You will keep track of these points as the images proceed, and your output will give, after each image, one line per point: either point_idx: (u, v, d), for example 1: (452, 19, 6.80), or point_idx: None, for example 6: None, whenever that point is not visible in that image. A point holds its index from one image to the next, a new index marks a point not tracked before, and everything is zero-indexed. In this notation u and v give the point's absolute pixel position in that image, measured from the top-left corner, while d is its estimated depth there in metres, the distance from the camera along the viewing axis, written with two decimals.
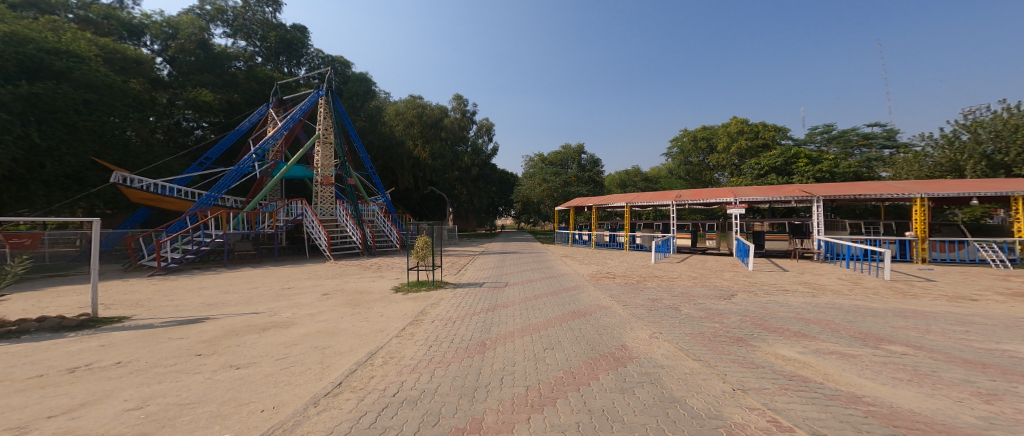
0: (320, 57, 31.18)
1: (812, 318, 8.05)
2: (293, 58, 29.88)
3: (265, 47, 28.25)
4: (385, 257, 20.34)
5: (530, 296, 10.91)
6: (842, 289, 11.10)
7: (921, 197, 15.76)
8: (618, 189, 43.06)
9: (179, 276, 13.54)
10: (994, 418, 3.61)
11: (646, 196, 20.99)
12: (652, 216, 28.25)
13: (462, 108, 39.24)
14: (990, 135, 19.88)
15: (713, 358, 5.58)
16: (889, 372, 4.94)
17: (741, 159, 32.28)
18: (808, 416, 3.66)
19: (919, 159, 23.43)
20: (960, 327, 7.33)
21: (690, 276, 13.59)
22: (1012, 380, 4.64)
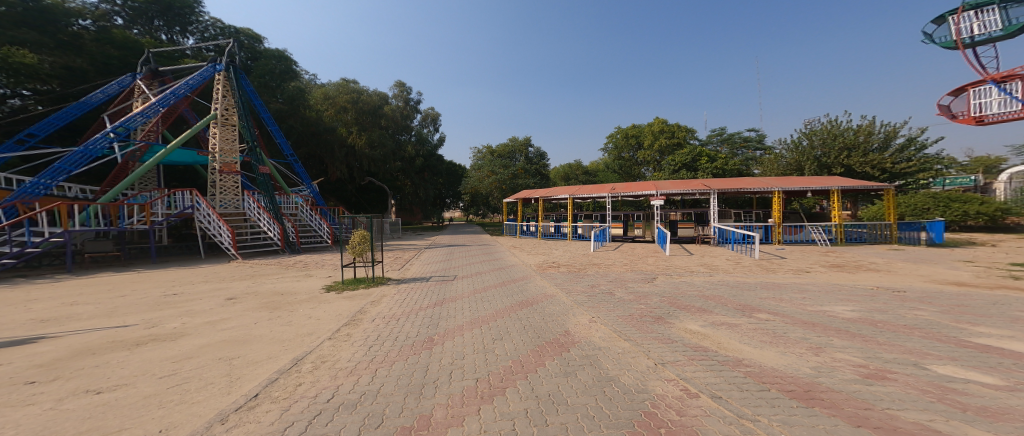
0: (216, 27, 26.92)
1: (710, 294, 9.28)
2: (177, 25, 25.75)
3: (130, 6, 23.26)
4: (313, 254, 18.73)
5: (475, 289, 10.80)
6: (732, 268, 12.94)
7: (778, 191, 18.73)
8: (562, 182, 44.82)
9: (19, 286, 10.96)
10: (823, 368, 4.52)
11: (585, 189, 22.00)
12: (592, 207, 29.98)
13: (406, 96, 37.20)
14: (820, 142, 24.52)
15: (639, 337, 6.12)
16: (757, 337, 5.89)
17: (661, 156, 35.63)
18: (709, 382, 4.21)
19: (776, 159, 27.60)
20: (800, 293, 9.12)
21: (622, 262, 14.73)
22: (832, 335, 5.89)
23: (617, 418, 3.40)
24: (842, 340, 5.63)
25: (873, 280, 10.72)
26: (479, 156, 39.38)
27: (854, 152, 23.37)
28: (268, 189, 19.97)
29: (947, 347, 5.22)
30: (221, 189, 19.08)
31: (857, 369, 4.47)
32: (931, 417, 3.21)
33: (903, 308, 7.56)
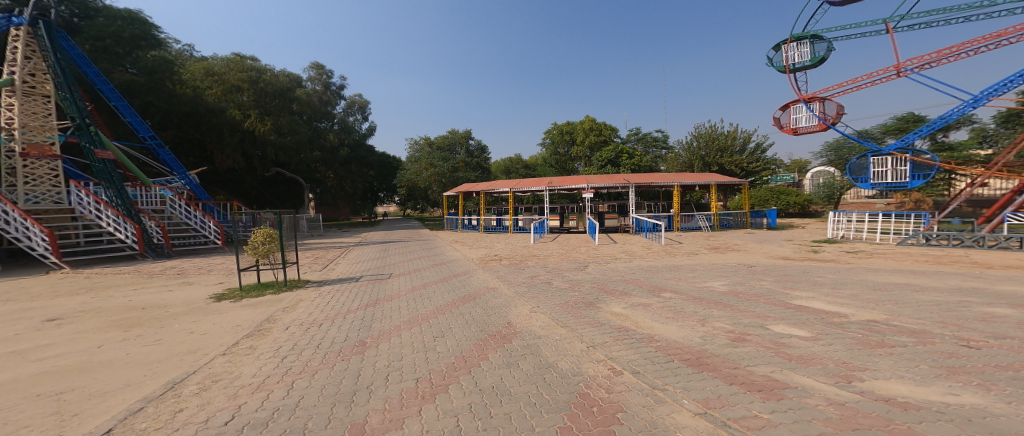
0: None
1: (629, 277, 9.61)
2: None
3: None
4: (213, 254, 15.66)
5: (410, 289, 9.62)
6: (648, 253, 13.68)
7: (676, 186, 20.49)
8: (504, 176, 44.91)
9: None
10: (708, 336, 4.77)
11: (524, 182, 22.05)
12: (532, 200, 30.48)
13: (327, 81, 34.05)
14: (703, 144, 27.07)
15: (573, 322, 5.77)
16: (662, 314, 6.06)
17: (591, 152, 37.64)
18: (630, 359, 4.17)
19: (674, 157, 29.65)
20: (686, 271, 9.90)
21: (560, 254, 14.82)
22: (708, 306, 6.32)
23: (557, 403, 3.15)
24: (718, 311, 6.01)
25: (742, 258, 11.70)
26: (417, 146, 37.72)
27: (735, 154, 26.56)
28: (110, 179, 14.49)
29: (777, 309, 5.91)
30: (28, 178, 13.47)
31: (728, 334, 4.83)
32: (771, 369, 3.63)
33: (756, 278, 8.59)
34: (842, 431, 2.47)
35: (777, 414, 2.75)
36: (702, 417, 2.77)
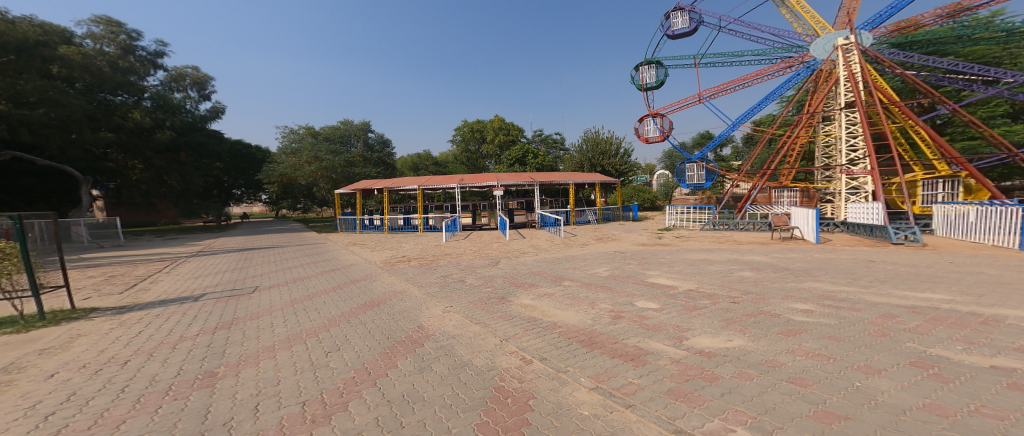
0: None
1: (523, 265, 8.89)
2: None
3: None
4: None
5: (321, 291, 6.61)
6: (551, 244, 13.78)
7: (571, 184, 21.92)
8: (409, 172, 42.91)
9: None
10: (594, 317, 4.39)
11: (433, 180, 21.26)
12: (441, 199, 29.68)
13: (132, 44, 18.84)
14: (591, 148, 29.92)
15: (486, 319, 4.43)
16: (561, 300, 5.24)
17: (500, 150, 38.34)
18: (537, 348, 3.50)
19: (569, 158, 31.94)
20: (580, 257, 9.88)
21: (471, 250, 14.06)
22: (592, 287, 5.99)
23: (480, 399, 2.54)
24: (598, 292, 5.59)
25: (615, 246, 11.96)
26: (303, 134, 32.89)
27: (615, 157, 29.89)
28: None
29: (641, 287, 5.81)
30: None
31: (613, 312, 4.55)
32: (638, 339, 3.60)
33: (646, 258, 8.86)
34: (682, 385, 2.64)
35: (644, 378, 2.78)
36: (596, 391, 2.60)
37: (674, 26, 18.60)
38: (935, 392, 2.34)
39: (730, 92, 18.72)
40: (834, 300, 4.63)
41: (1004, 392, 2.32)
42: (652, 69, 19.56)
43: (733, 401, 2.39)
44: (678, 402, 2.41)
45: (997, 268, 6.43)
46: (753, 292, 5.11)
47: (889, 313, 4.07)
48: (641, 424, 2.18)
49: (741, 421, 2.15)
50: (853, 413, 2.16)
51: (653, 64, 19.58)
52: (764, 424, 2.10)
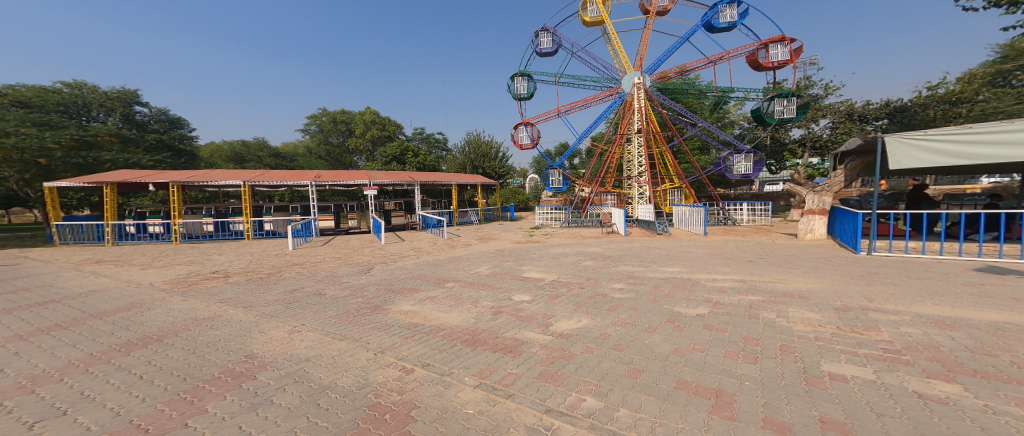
0: None
1: (404, 269, 8.48)
2: None
3: None
4: None
5: (11, 337, 4.21)
6: (429, 247, 13.14)
7: (456, 185, 21.81)
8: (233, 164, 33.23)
9: None
10: (477, 315, 4.53)
11: (285, 174, 17.36)
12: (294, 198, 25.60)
13: None
14: (474, 150, 30.58)
15: (357, 333, 4.09)
16: (444, 303, 5.20)
17: (374, 146, 35.47)
18: (418, 354, 3.40)
19: (452, 158, 31.99)
20: (463, 258, 9.86)
21: (338, 254, 12.37)
22: (477, 286, 6.17)
23: (340, 431, 2.27)
24: (482, 290, 5.82)
25: (496, 245, 12.60)
26: None
27: (495, 159, 31.20)
28: None
29: (517, 281, 6.30)
30: None
31: (494, 308, 4.78)
32: (515, 331, 3.84)
33: (524, 256, 9.46)
34: (549, 367, 2.94)
35: (520, 366, 2.97)
36: (480, 388, 2.67)
37: (542, 45, 20.47)
38: (679, 339, 3.33)
39: (580, 110, 21.65)
40: (635, 278, 5.90)
41: (705, 331, 3.48)
42: (524, 81, 21.19)
43: (584, 374, 2.78)
44: (546, 384, 2.66)
45: (702, 247, 9.20)
46: (592, 277, 6.14)
47: (657, 284, 5.45)
48: (520, 411, 2.34)
49: (589, 390, 2.53)
50: (647, 366, 2.83)
51: (525, 76, 21.20)
52: (604, 389, 2.53)
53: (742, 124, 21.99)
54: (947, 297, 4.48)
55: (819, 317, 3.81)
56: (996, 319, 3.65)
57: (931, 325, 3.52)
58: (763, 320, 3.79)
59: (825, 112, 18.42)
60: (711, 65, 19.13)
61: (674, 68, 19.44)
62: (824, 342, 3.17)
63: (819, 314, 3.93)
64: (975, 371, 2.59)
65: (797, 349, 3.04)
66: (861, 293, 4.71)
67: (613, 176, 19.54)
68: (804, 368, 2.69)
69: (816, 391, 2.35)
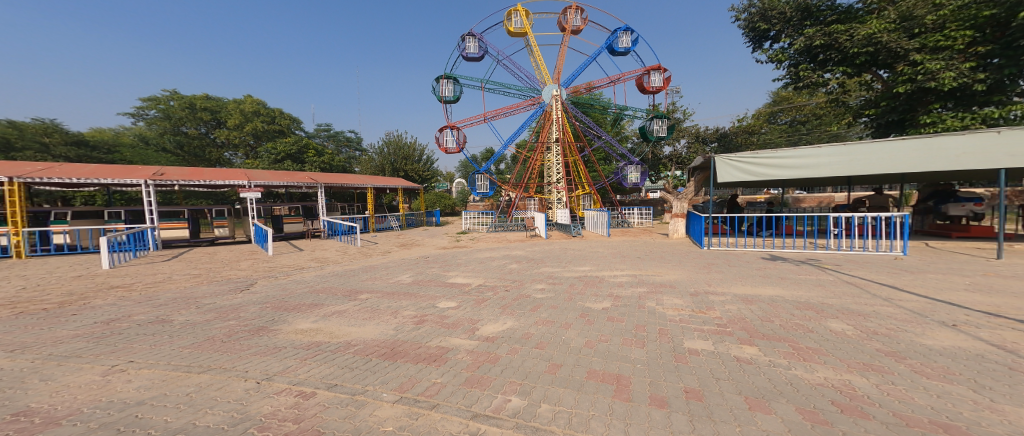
0: None
1: (296, 285, 7.23)
2: None
3: None
4: None
5: None
6: (330, 257, 11.54)
7: (372, 189, 20.06)
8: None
9: None
10: (399, 326, 4.31)
11: (98, 168, 12.63)
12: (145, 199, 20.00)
13: None
14: (394, 150, 29.31)
15: (228, 362, 3.29)
16: (356, 316, 4.77)
17: (257, 141, 29.72)
18: (322, 376, 3.00)
19: (369, 159, 30.41)
20: (374, 269, 8.93)
21: (205, 263, 10.01)
22: (397, 297, 5.76)
23: None
24: (405, 301, 5.53)
25: (419, 251, 12.21)
26: None
27: (417, 162, 30.28)
28: None
29: (443, 288, 6.18)
30: None
31: (417, 318, 4.59)
32: (440, 339, 3.76)
33: (441, 263, 9.11)
34: (476, 372, 2.95)
35: (446, 375, 2.92)
36: (401, 403, 2.55)
37: (468, 49, 20.52)
38: (590, 332, 3.60)
39: (505, 117, 22.25)
40: (555, 278, 6.25)
41: (609, 323, 3.81)
42: (449, 84, 21.05)
43: (509, 374, 2.86)
44: (472, 389, 2.66)
45: (607, 248, 10.08)
46: (517, 279, 6.35)
47: (572, 282, 5.85)
48: (445, 420, 2.30)
49: (514, 390, 2.60)
50: (564, 360, 3.01)
51: (450, 79, 21.10)
52: (527, 387, 2.62)
53: (633, 139, 24.30)
54: (773, 276, 5.87)
55: (681, 302, 4.49)
56: (773, 292, 4.88)
57: (747, 302, 4.49)
58: (647, 308, 4.32)
59: (683, 133, 21.96)
60: (613, 84, 21.16)
61: (584, 85, 21.19)
62: (685, 324, 3.74)
63: (684, 299, 4.61)
64: (775, 335, 3.38)
65: (673, 331, 3.53)
66: (705, 279, 5.71)
67: (536, 182, 20.34)
68: (673, 347, 3.16)
69: (682, 366, 2.75)
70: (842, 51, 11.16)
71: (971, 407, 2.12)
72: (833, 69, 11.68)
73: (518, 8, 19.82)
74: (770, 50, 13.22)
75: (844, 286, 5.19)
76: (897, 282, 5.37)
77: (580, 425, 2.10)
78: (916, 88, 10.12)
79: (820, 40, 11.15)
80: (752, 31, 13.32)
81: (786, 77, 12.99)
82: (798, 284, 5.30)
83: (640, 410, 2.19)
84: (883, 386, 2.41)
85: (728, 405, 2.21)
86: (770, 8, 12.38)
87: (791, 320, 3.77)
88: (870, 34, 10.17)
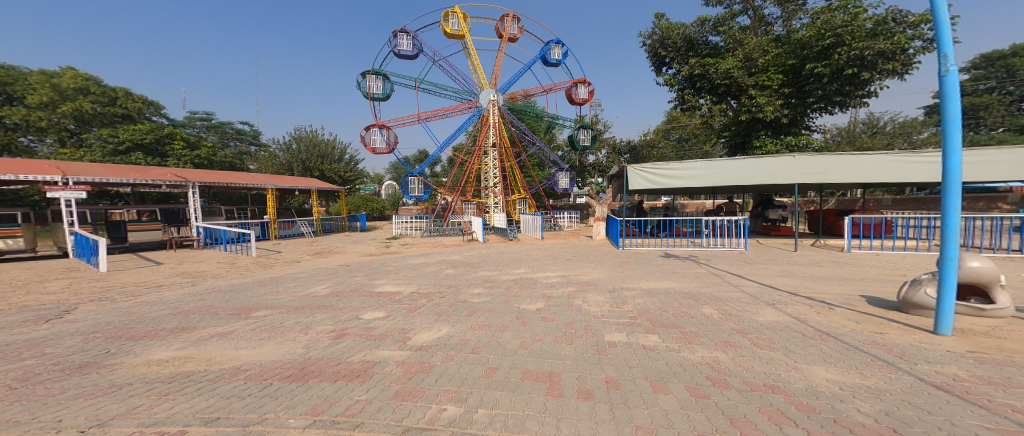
0: None
1: (152, 304, 5.63)
2: None
3: None
4: None
5: None
6: (204, 268, 9.42)
7: (273, 189, 16.93)
8: None
9: None
10: (311, 343, 3.78)
11: None
12: None
13: None
14: (305, 148, 26.56)
15: (32, 412, 2.41)
16: (250, 337, 3.96)
17: (82, 125, 19.35)
18: (194, 410, 2.41)
19: (271, 157, 27.37)
20: (271, 280, 7.58)
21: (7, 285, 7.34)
22: (306, 311, 5.05)
23: None
24: (321, 314, 4.92)
25: (338, 260, 11.13)
26: None
27: (336, 162, 27.81)
28: None
29: (368, 298, 5.75)
30: None
31: (332, 333, 4.11)
32: (364, 353, 3.49)
33: (358, 274, 8.20)
34: (406, 384, 2.82)
35: (371, 391, 2.71)
36: (314, 426, 2.25)
37: (400, 46, 19.82)
38: (524, 333, 3.69)
39: (441, 119, 21.86)
40: (491, 282, 6.27)
41: (542, 323, 3.95)
42: (379, 80, 20.10)
43: (443, 383, 2.80)
44: (403, 402, 2.53)
45: (544, 251, 10.44)
46: (453, 284, 6.26)
47: (509, 285, 5.94)
48: None
49: (450, 398, 2.55)
50: (500, 363, 3.03)
51: (378, 76, 20.13)
52: (463, 394, 2.59)
53: (564, 148, 25.53)
54: (671, 272, 6.53)
55: (603, 299, 4.81)
56: (672, 287, 5.44)
57: (650, 294, 4.99)
58: (574, 306, 4.58)
59: (603, 144, 23.79)
60: (546, 93, 22.11)
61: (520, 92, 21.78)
62: (606, 319, 4.02)
63: (604, 297, 4.93)
64: (670, 323, 3.81)
65: (596, 326, 3.78)
66: (620, 277, 6.21)
67: (473, 186, 20.22)
68: (595, 341, 3.38)
69: (604, 358, 2.96)
70: (709, 81, 13.20)
71: (784, 368, 2.68)
72: (704, 96, 13.66)
73: (455, 11, 19.72)
74: (666, 75, 14.83)
75: (709, 276, 6.10)
76: (742, 271, 6.49)
77: (516, 426, 2.13)
78: (751, 118, 12.84)
79: (696, 70, 13.02)
80: (653, 55, 14.62)
81: (674, 100, 14.73)
82: (681, 277, 6.07)
83: (569, 404, 2.29)
84: (737, 359, 2.89)
85: (638, 390, 2.43)
86: (665, 38, 13.83)
87: (678, 310, 4.25)
88: (727, 69, 12.32)
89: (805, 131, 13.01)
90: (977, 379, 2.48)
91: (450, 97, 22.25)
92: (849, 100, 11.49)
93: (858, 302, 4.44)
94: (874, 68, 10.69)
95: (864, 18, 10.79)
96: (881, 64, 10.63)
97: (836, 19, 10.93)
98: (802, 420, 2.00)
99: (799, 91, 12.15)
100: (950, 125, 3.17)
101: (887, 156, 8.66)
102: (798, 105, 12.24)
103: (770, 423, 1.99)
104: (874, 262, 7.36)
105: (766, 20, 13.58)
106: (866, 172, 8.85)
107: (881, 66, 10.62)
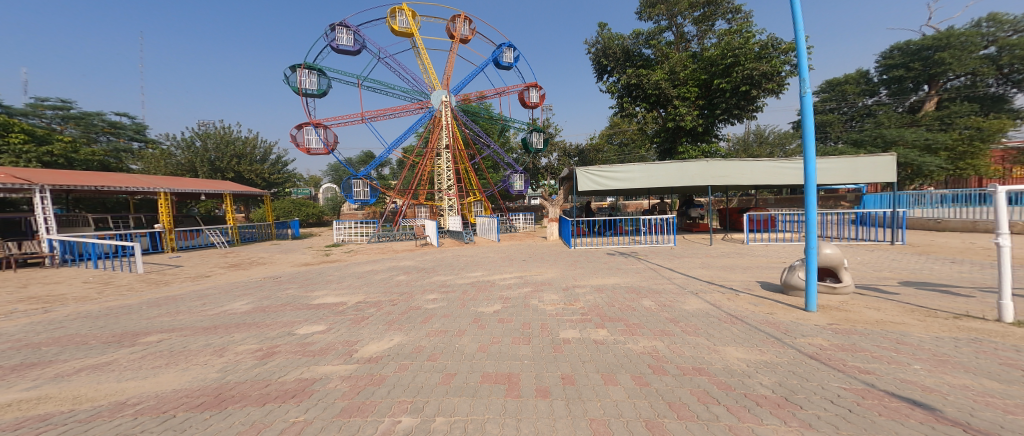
0: None
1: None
2: None
3: None
4: None
5: None
6: (61, 291, 7.84)
7: (164, 192, 14.72)
8: None
9: None
10: (228, 366, 3.42)
11: None
12: None
13: None
14: (213, 146, 23.60)
15: None
16: (147, 365, 3.50)
17: None
18: None
19: (164, 156, 23.06)
20: (165, 301, 6.59)
21: None
22: (227, 331, 4.55)
23: None
24: (243, 333, 4.47)
25: (263, 272, 10.13)
26: None
27: (258, 163, 25.19)
28: None
29: (304, 311, 5.35)
30: None
31: (258, 352, 3.75)
32: (301, 370, 3.25)
33: (284, 287, 7.54)
34: (354, 399, 2.67)
35: (311, 411, 2.52)
36: None
37: (339, 41, 18.72)
38: (480, 336, 3.68)
39: (388, 119, 21.05)
40: (447, 286, 6.16)
41: (499, 325, 3.95)
42: (313, 76, 18.84)
43: (397, 394, 2.69)
44: (351, 418, 2.39)
45: (498, 252, 10.53)
46: (405, 291, 6.03)
47: (465, 289, 5.86)
48: None
49: (405, 409, 2.46)
50: (458, 369, 2.98)
51: (313, 70, 18.88)
52: (419, 404, 2.50)
53: (518, 150, 25.75)
54: (609, 269, 6.86)
55: (556, 298, 4.94)
56: (615, 282, 5.73)
57: (600, 290, 5.24)
58: (528, 306, 4.65)
59: (556, 148, 24.48)
60: (500, 96, 22.25)
61: (474, 94, 21.65)
62: (558, 316, 4.12)
63: (554, 295, 5.07)
64: (617, 316, 4.02)
65: (550, 324, 3.86)
66: (573, 275, 6.44)
67: (425, 189, 19.78)
68: (550, 339, 3.46)
69: (559, 355, 3.03)
70: (642, 90, 14.22)
71: (707, 352, 2.95)
72: (639, 104, 14.60)
73: (403, 7, 19.11)
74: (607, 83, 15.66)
75: (648, 271, 6.54)
76: (671, 264, 7.05)
77: (477, 430, 2.11)
78: (675, 127, 14.08)
79: (631, 80, 13.91)
80: (597, 64, 15.31)
81: (615, 106, 15.53)
82: (624, 273, 6.44)
83: (529, 404, 2.32)
84: (671, 346, 3.12)
85: (591, 383, 2.53)
86: (608, 47, 14.57)
87: (621, 304, 4.50)
88: (657, 81, 13.40)
89: (716, 139, 14.60)
90: (835, 346, 2.93)
91: (397, 96, 21.62)
92: (745, 113, 13.27)
93: (757, 286, 5.06)
94: (760, 86, 12.48)
95: (753, 41, 12.34)
96: (764, 83, 12.42)
97: (735, 41, 12.32)
98: (722, 398, 2.21)
99: (710, 103, 13.54)
100: (807, 138, 3.76)
101: (770, 163, 9.99)
102: (709, 116, 13.69)
103: (699, 403, 2.17)
104: (765, 251, 8.41)
105: (685, 37, 14.88)
106: (756, 177, 10.05)
107: (764, 86, 12.41)
